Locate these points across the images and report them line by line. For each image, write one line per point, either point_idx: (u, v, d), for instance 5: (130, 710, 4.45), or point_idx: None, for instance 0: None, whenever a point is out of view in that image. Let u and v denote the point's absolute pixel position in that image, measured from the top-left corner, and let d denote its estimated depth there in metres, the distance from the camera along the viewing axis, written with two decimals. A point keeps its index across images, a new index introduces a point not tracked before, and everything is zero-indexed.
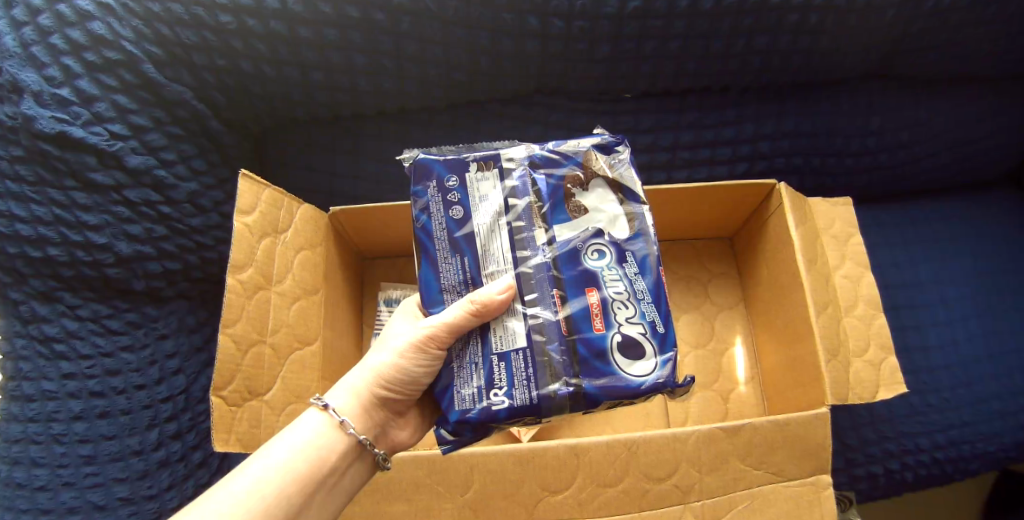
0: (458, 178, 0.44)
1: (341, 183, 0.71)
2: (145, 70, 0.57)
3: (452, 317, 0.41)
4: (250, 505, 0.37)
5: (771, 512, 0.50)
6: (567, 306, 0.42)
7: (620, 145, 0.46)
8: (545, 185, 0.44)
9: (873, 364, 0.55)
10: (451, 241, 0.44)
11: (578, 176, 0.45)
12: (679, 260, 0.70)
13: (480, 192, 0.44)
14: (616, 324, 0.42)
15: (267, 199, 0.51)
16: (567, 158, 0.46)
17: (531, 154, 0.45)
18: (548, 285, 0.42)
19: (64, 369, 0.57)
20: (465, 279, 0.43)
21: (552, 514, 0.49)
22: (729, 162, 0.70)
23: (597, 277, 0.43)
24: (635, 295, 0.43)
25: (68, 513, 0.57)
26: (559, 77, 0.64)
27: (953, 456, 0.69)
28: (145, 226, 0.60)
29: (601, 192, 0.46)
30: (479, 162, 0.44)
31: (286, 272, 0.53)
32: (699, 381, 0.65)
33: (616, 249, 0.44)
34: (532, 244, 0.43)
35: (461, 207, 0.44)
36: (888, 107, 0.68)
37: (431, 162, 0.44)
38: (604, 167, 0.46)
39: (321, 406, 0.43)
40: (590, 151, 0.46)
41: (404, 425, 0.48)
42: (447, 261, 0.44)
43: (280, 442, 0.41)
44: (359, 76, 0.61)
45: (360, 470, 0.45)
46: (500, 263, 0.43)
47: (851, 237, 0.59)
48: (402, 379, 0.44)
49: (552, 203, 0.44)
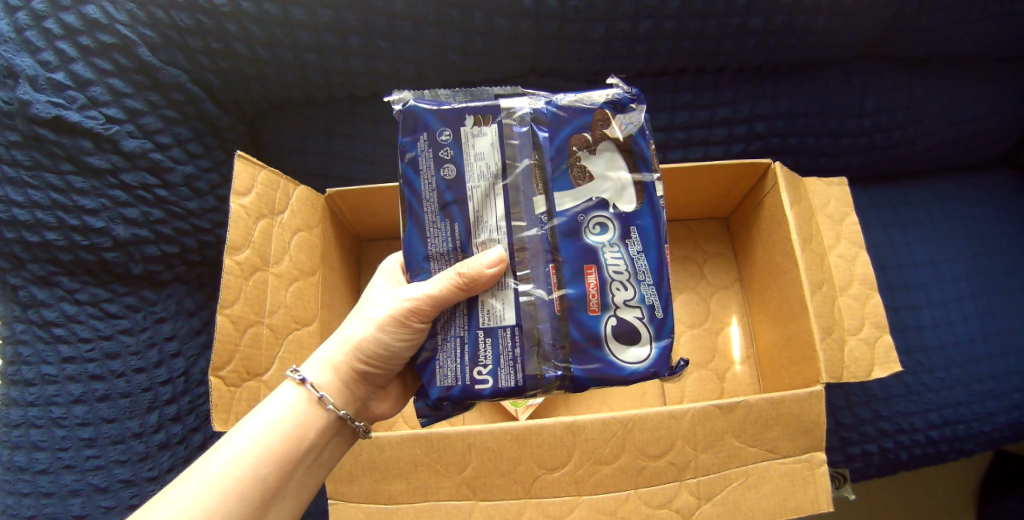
0: (451, 132, 0.41)
1: (337, 164, 0.71)
2: (140, 53, 0.56)
3: (435, 289, 0.40)
4: (223, 485, 0.38)
5: (765, 489, 0.51)
6: (562, 287, 0.41)
7: (636, 103, 0.42)
8: (548, 145, 0.41)
9: (867, 342, 0.55)
10: (442, 204, 0.41)
11: (585, 137, 0.42)
12: (675, 240, 0.70)
13: (476, 149, 0.41)
14: (612, 307, 0.41)
15: (262, 181, 0.51)
16: (574, 114, 0.42)
17: (536, 108, 0.41)
18: (542, 261, 0.41)
19: (63, 353, 0.58)
20: (453, 247, 0.41)
21: (549, 491, 0.50)
22: (724, 142, 0.70)
23: (596, 253, 0.42)
24: (636, 275, 0.42)
25: (70, 495, 0.58)
26: (555, 57, 0.63)
27: (948, 435, 0.69)
28: (142, 210, 0.60)
29: (609, 156, 0.42)
30: (476, 116, 0.41)
31: (282, 253, 0.53)
32: (694, 360, 0.66)
33: (621, 225, 0.42)
34: (529, 213, 0.41)
35: (453, 165, 0.41)
36: (882, 87, 0.68)
37: (422, 112, 0.41)
38: (616, 128, 0.42)
39: (298, 380, 0.43)
40: (601, 108, 0.42)
41: (384, 399, 0.49)
42: (435, 225, 0.41)
43: (254, 418, 0.42)
44: (353, 57, 0.61)
45: (340, 445, 0.46)
46: (493, 232, 0.41)
47: (847, 217, 0.59)
48: (381, 352, 0.44)
49: (555, 168, 0.41)
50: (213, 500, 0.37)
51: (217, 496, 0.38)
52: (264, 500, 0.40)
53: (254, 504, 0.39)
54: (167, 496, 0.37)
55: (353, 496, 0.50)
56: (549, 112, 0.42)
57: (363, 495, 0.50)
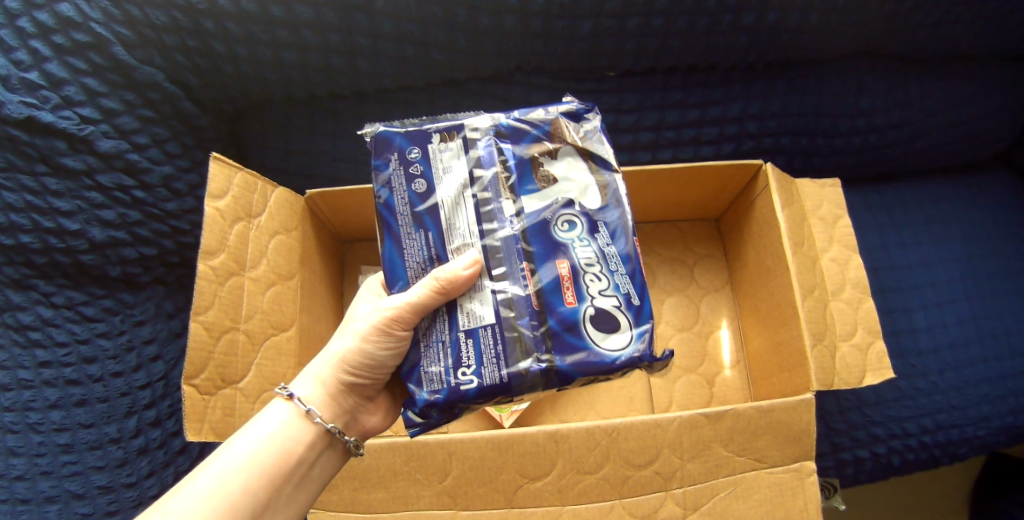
0: (420, 149, 0.41)
1: (319, 163, 0.69)
2: (115, 52, 0.55)
3: (414, 297, 0.39)
4: (212, 503, 0.37)
5: (753, 499, 0.50)
6: (537, 279, 0.40)
7: (590, 112, 0.43)
8: (511, 156, 0.41)
9: (860, 348, 0.54)
10: (415, 216, 0.40)
11: (546, 146, 0.42)
12: (665, 241, 0.69)
13: (444, 163, 0.40)
14: (588, 297, 0.39)
15: (239, 183, 0.50)
16: (533, 125, 0.42)
17: (495, 122, 0.41)
18: (516, 258, 0.40)
19: (39, 357, 0.57)
20: (430, 256, 0.40)
21: (531, 500, 0.49)
22: (715, 141, 0.68)
23: (567, 248, 0.40)
24: (608, 264, 0.40)
25: (47, 502, 0.57)
26: (541, 55, 0.62)
27: (942, 440, 0.68)
28: (119, 212, 0.59)
29: (570, 161, 0.42)
30: (442, 133, 0.41)
31: (259, 257, 0.52)
32: (683, 364, 0.64)
33: (589, 219, 0.41)
34: (500, 217, 0.40)
35: (424, 180, 0.40)
36: (877, 86, 0.67)
37: (392, 135, 0.41)
38: (573, 135, 0.42)
39: (286, 395, 0.42)
40: (559, 118, 0.42)
41: (375, 410, 0.47)
42: (411, 238, 0.40)
43: (243, 435, 0.41)
44: (333, 54, 0.60)
45: (331, 461, 0.45)
46: (466, 237, 0.40)
47: (839, 220, 0.57)
48: (367, 363, 0.42)
49: (519, 174, 0.41)
50: (204, 517, 0.36)
51: (208, 512, 0.36)
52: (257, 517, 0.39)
53: None
54: (155, 511, 0.36)
55: (332, 504, 0.49)
56: (509, 125, 0.42)
57: (343, 503, 0.49)
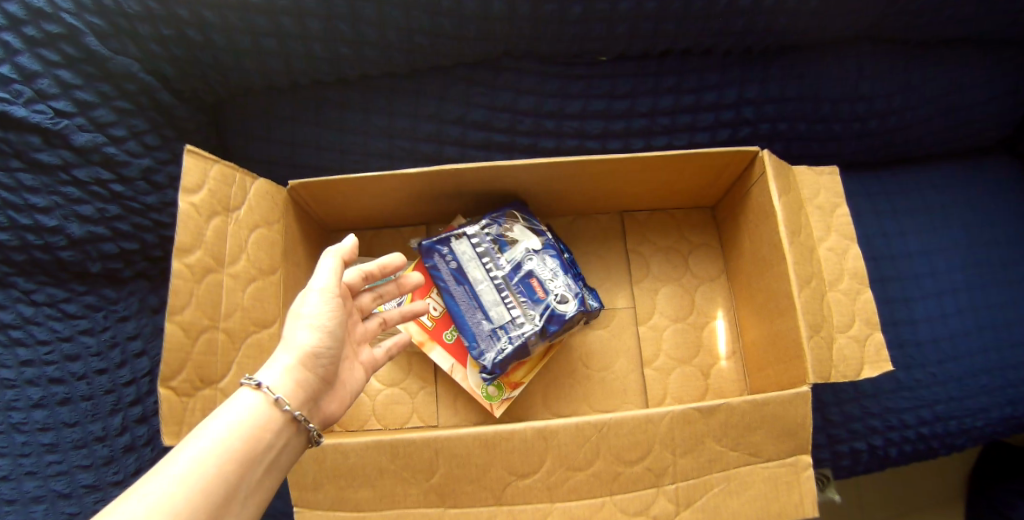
0: (448, 247, 0.58)
1: (303, 153, 0.67)
2: (88, 43, 0.52)
3: (331, 273, 0.43)
4: (188, 485, 0.34)
5: (747, 494, 0.49)
6: (527, 300, 0.56)
7: (518, 206, 0.61)
8: (490, 241, 0.58)
9: (857, 340, 0.52)
10: (458, 282, 0.58)
11: (505, 229, 0.59)
12: (658, 230, 0.67)
13: (464, 252, 0.58)
14: (552, 297, 0.55)
15: (216, 176, 0.48)
16: (495, 219, 0.59)
17: (473, 225, 0.59)
18: (514, 288, 0.56)
19: (21, 356, 0.55)
20: (473, 302, 0.57)
21: (520, 498, 0.47)
22: (710, 128, 0.66)
23: (534, 276, 0.56)
24: (558, 273, 0.56)
25: (33, 503, 0.56)
26: (531, 40, 0.60)
27: (939, 431, 0.67)
28: (98, 206, 0.57)
29: (522, 233, 0.58)
30: (455, 235, 0.58)
31: (239, 252, 0.50)
32: (677, 356, 0.63)
33: (539, 254, 0.57)
34: (504, 274, 0.57)
35: (456, 263, 0.58)
36: (878, 70, 0.65)
37: (429, 244, 0.59)
38: (517, 220, 0.59)
39: (254, 384, 0.40)
40: (507, 213, 0.60)
41: (333, 398, 0.46)
42: (460, 295, 0.58)
43: (214, 421, 0.38)
44: (314, 41, 0.57)
45: (295, 450, 0.43)
46: (490, 291, 0.57)
47: (838, 208, 0.56)
48: (330, 350, 0.43)
49: (499, 250, 0.58)
50: (179, 502, 0.33)
51: (182, 496, 0.33)
52: (223, 510, 0.36)
53: (215, 506, 0.35)
54: (133, 493, 0.32)
55: (318, 502, 0.48)
56: (482, 223, 0.59)
57: (329, 502, 0.48)
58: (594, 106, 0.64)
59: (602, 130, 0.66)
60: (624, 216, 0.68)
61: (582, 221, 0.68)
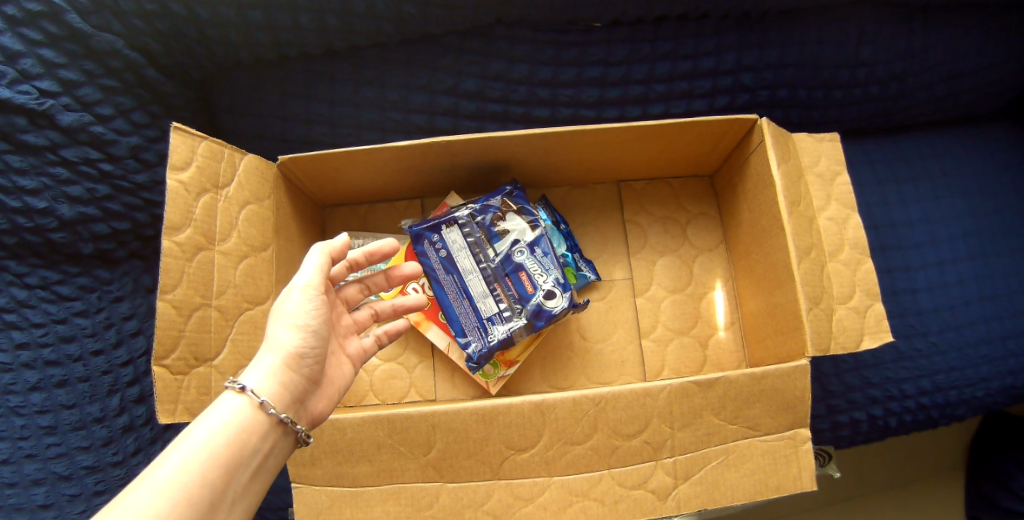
0: (438, 235, 0.57)
1: (293, 128, 0.65)
2: (70, 20, 0.51)
3: (317, 269, 0.43)
4: (170, 493, 0.33)
5: (747, 467, 0.48)
6: (514, 294, 0.55)
7: (513, 188, 0.59)
8: (481, 229, 0.56)
9: (858, 310, 0.51)
10: (447, 271, 0.57)
11: (497, 217, 0.57)
12: (656, 200, 0.66)
13: (454, 241, 0.57)
14: (541, 291, 0.54)
15: (204, 152, 0.47)
16: (487, 205, 0.57)
17: (466, 210, 0.57)
18: (502, 281, 0.55)
19: (16, 339, 0.55)
20: (460, 293, 0.57)
21: (518, 472, 0.47)
22: (708, 95, 0.65)
23: (523, 269, 0.55)
24: (546, 266, 0.55)
25: (33, 485, 0.56)
26: (522, 6, 0.58)
27: (939, 401, 0.67)
28: (87, 187, 0.56)
29: (514, 223, 0.57)
30: (445, 222, 0.57)
31: (229, 229, 0.49)
32: (676, 327, 0.62)
33: (530, 245, 0.56)
34: (492, 267, 0.56)
35: (445, 251, 0.57)
36: (882, 34, 0.63)
37: (419, 229, 0.57)
38: (510, 206, 0.57)
39: (238, 387, 0.39)
40: (501, 199, 0.58)
41: (321, 396, 0.45)
42: (449, 285, 0.57)
43: (197, 427, 0.37)
44: (299, 11, 0.56)
45: (283, 453, 0.42)
46: (477, 284, 0.56)
47: (839, 176, 0.54)
48: (316, 348, 0.43)
49: (489, 239, 0.56)
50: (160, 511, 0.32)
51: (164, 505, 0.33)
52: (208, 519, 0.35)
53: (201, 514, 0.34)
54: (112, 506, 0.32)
55: (317, 478, 0.48)
56: (473, 209, 0.57)
57: (327, 478, 0.48)
58: (588, 74, 0.63)
59: (598, 98, 0.64)
60: (620, 186, 0.67)
61: (579, 191, 0.67)
